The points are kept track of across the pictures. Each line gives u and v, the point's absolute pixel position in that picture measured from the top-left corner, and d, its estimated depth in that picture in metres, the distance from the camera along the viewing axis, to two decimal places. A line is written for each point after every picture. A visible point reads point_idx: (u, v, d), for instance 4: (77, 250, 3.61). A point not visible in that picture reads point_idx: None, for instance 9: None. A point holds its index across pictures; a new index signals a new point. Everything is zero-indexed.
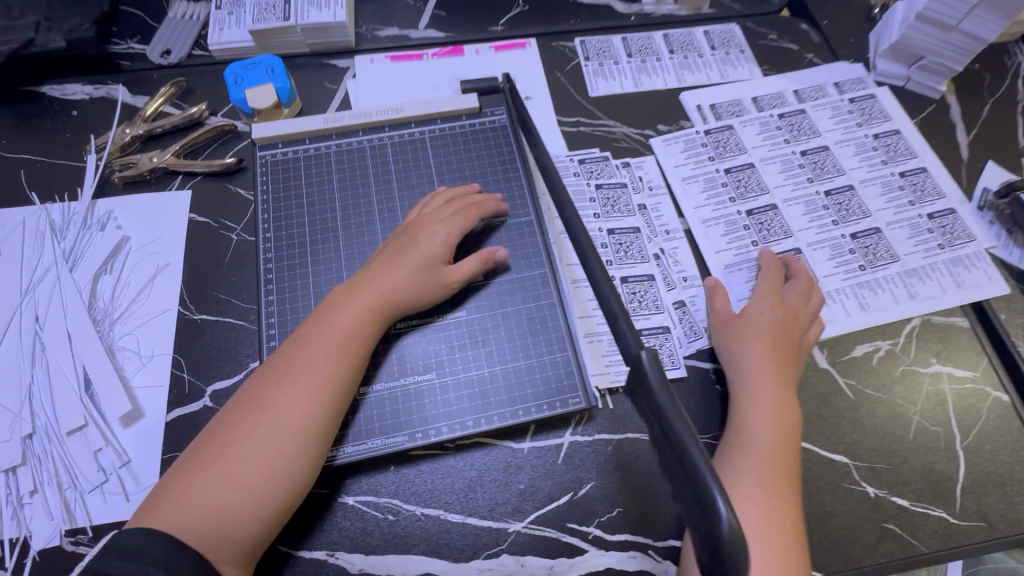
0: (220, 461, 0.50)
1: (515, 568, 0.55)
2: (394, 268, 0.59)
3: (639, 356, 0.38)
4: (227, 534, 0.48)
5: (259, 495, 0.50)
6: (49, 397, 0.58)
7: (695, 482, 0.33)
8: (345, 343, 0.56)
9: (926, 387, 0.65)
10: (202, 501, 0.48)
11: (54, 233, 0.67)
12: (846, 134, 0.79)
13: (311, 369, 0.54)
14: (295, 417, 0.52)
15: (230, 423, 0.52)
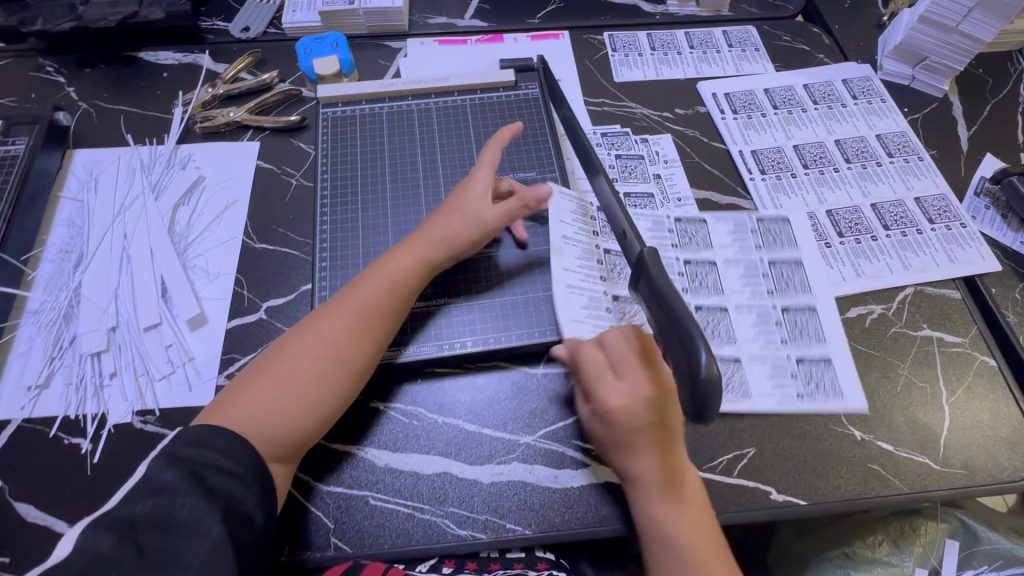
0: (280, 373, 0.58)
1: (523, 474, 0.61)
2: (442, 219, 0.66)
3: (641, 252, 0.46)
4: (278, 436, 0.56)
5: (308, 407, 0.58)
6: (131, 299, 0.68)
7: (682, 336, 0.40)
8: (388, 285, 0.63)
9: (916, 348, 0.69)
10: (259, 402, 0.56)
11: (143, 168, 0.78)
12: (852, 124, 0.85)
13: (360, 305, 0.62)
14: (343, 343, 0.60)
15: (289, 342, 0.61)
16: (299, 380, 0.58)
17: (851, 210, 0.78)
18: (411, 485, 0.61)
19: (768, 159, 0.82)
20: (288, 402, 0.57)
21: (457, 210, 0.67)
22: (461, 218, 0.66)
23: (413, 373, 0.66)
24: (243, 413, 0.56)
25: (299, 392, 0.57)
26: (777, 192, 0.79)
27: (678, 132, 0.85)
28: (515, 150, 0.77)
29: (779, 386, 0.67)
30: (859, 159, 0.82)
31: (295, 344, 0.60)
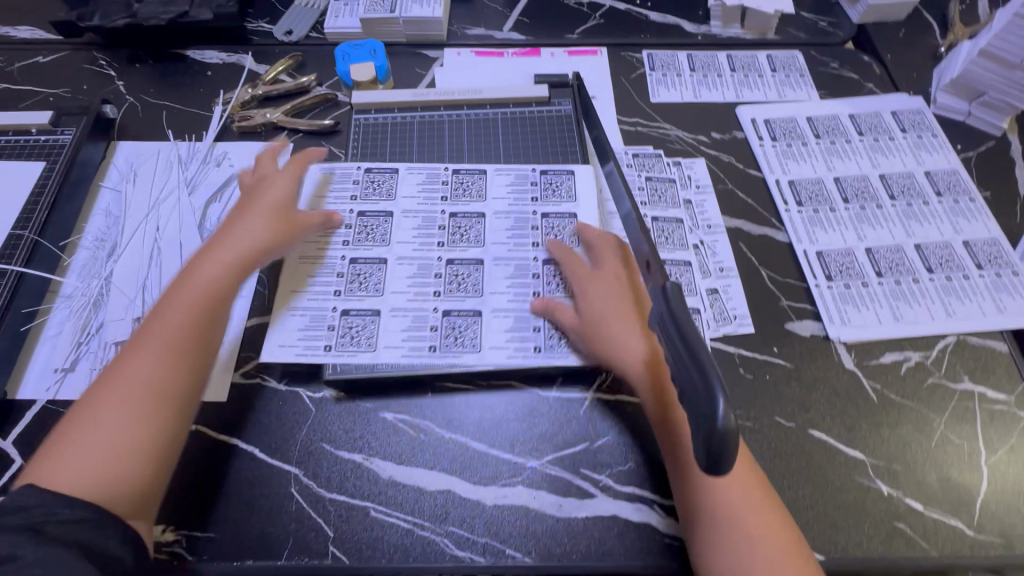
0: (91, 417, 0.52)
1: (527, 500, 0.60)
2: (240, 228, 0.65)
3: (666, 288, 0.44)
4: (114, 480, 0.50)
5: (137, 443, 0.52)
6: (157, 290, 0.69)
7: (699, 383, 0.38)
8: (188, 311, 0.59)
9: (954, 401, 0.65)
10: (73, 453, 0.50)
11: (181, 163, 0.80)
12: (898, 158, 0.81)
13: (160, 333, 0.57)
14: (151, 381, 0.54)
15: (101, 385, 0.54)
16: (114, 426, 0.52)
17: (892, 249, 0.74)
18: (413, 500, 0.60)
19: (806, 190, 0.79)
20: (103, 453, 0.50)
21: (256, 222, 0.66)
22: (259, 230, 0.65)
23: (424, 386, 0.66)
24: (52, 466, 0.49)
25: (113, 441, 0.51)
26: (813, 226, 0.76)
27: (712, 157, 0.82)
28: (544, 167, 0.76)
29: (802, 430, 0.64)
30: (904, 196, 0.78)
31: (111, 388, 0.54)
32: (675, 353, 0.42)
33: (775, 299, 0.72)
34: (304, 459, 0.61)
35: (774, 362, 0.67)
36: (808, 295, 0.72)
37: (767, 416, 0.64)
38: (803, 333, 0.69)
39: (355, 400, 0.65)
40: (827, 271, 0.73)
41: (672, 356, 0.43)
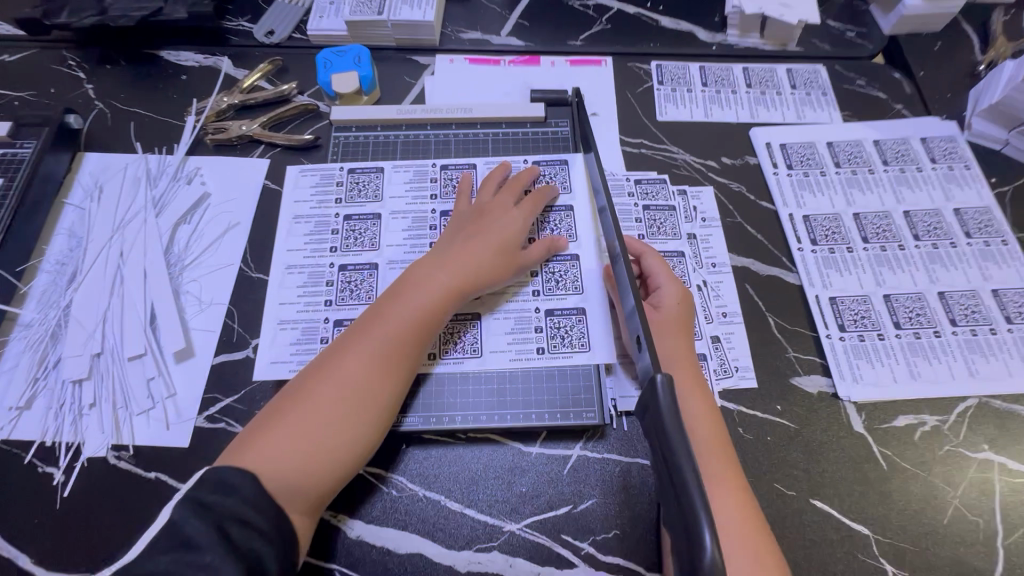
0: (302, 415, 0.51)
1: (503, 567, 0.56)
2: (476, 250, 0.61)
3: (655, 379, 0.39)
4: (308, 483, 0.50)
5: (337, 456, 0.51)
6: (118, 323, 0.65)
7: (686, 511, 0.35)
8: (423, 313, 0.57)
9: (972, 473, 0.60)
10: (280, 449, 0.49)
11: (150, 180, 0.75)
12: (926, 192, 0.74)
13: (381, 335, 0.56)
14: (374, 378, 0.54)
15: (306, 386, 0.53)
16: (320, 421, 0.51)
17: (914, 297, 0.68)
18: (382, 563, 0.56)
19: (822, 227, 0.72)
20: (311, 447, 0.50)
21: (484, 233, 0.63)
22: (494, 240, 0.62)
23: (393, 438, 0.61)
24: (263, 462, 0.49)
25: (326, 434, 0.51)
26: (828, 268, 0.70)
27: (721, 185, 0.76)
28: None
29: (804, 499, 0.59)
30: (930, 237, 0.71)
31: (310, 386, 0.53)
32: (659, 459, 0.39)
33: (781, 349, 0.66)
34: None
35: (777, 422, 0.62)
36: (817, 347, 0.66)
37: (767, 483, 0.59)
38: (810, 390, 0.64)
39: None
40: (840, 321, 0.67)
41: (656, 461, 0.39)
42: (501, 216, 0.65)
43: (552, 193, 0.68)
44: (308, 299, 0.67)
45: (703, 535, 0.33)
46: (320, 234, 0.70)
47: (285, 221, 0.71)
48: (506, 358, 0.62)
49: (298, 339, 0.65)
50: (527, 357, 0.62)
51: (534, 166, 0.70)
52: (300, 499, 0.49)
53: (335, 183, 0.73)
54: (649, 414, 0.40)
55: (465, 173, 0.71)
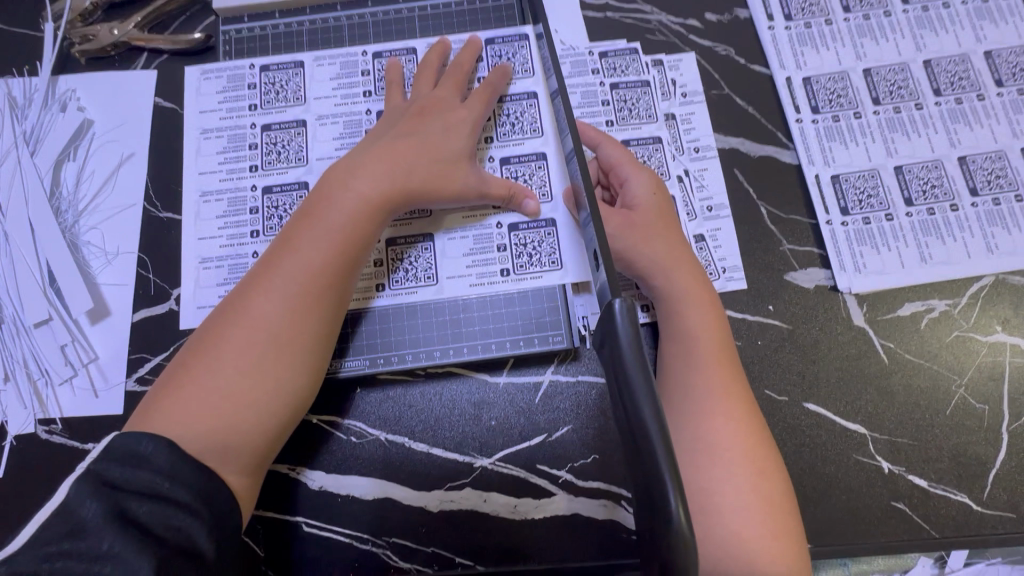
0: (209, 371, 0.44)
1: (477, 503, 0.53)
2: (410, 159, 0.50)
3: (611, 303, 0.31)
4: (233, 445, 0.44)
5: (262, 409, 0.45)
6: (14, 286, 0.57)
7: (649, 471, 0.27)
8: (339, 238, 0.47)
9: (981, 358, 0.55)
10: (189, 410, 0.43)
11: (14, 112, 0.62)
12: (951, 35, 0.61)
13: (291, 268, 0.46)
14: (289, 320, 0.46)
15: (213, 336, 0.45)
16: (231, 375, 0.44)
17: (929, 165, 0.58)
18: (350, 510, 0.53)
19: (826, 90, 0.61)
20: (225, 407, 0.44)
21: (413, 133, 0.52)
22: (425, 143, 0.51)
23: (346, 382, 0.55)
24: (172, 426, 0.42)
25: (241, 389, 0.44)
26: (830, 140, 0.59)
27: (704, 50, 0.63)
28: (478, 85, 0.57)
29: (796, 404, 0.54)
30: (953, 89, 0.60)
31: (220, 336, 0.45)
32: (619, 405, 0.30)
33: (775, 242, 0.58)
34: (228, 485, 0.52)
35: (769, 323, 0.56)
36: (816, 236, 0.58)
37: (755, 390, 0.54)
38: (806, 286, 0.57)
39: None
40: (843, 203, 0.58)
41: (616, 407, 0.31)
42: (436, 113, 0.53)
43: (503, 76, 0.56)
44: (232, 233, 0.53)
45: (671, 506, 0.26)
46: (236, 151, 0.55)
47: (192, 137, 0.55)
48: (466, 283, 0.54)
49: (226, 279, 0.52)
50: (488, 282, 0.54)
51: (475, 40, 0.57)
52: (226, 463, 0.43)
53: (247, 86, 0.57)
54: (607, 350, 0.31)
55: (391, 60, 0.57)
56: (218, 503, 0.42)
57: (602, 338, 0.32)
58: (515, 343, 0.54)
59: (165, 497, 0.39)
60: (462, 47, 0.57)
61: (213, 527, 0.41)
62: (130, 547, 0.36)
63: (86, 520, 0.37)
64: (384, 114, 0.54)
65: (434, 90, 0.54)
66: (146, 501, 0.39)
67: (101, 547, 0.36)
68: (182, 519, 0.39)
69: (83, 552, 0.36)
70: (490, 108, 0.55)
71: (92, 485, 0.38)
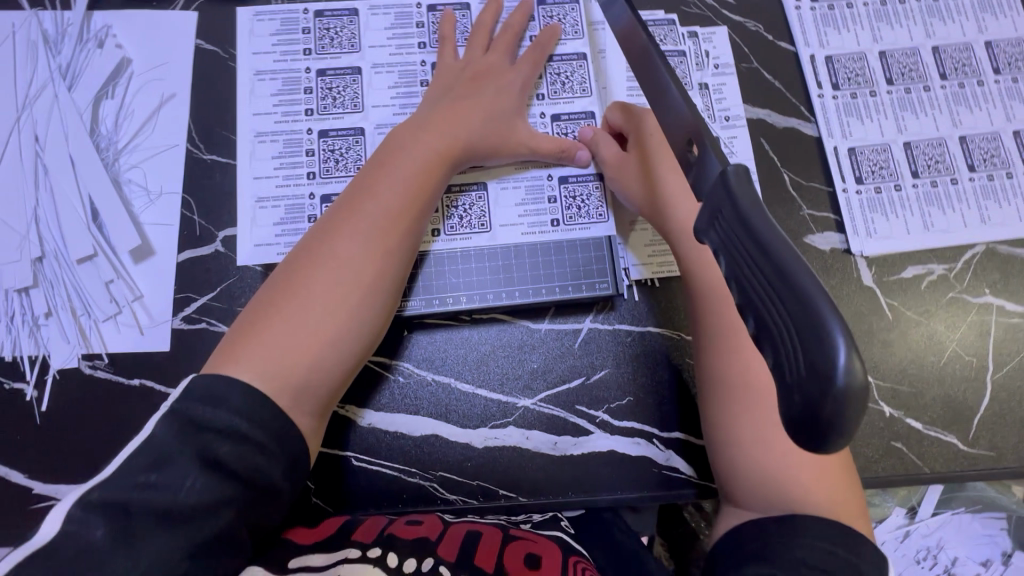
0: (294, 310, 0.46)
1: (520, 440, 0.56)
2: (471, 115, 0.54)
3: (724, 172, 0.29)
4: (319, 380, 0.46)
5: (344, 347, 0.47)
6: (55, 221, 0.56)
7: (796, 323, 0.23)
8: (413, 187, 0.51)
9: (971, 317, 0.61)
10: (274, 345, 0.44)
11: (48, 45, 0.60)
12: (958, 24, 0.67)
13: (370, 212, 0.49)
14: (370, 263, 0.48)
15: (292, 276, 0.47)
16: (317, 314, 0.46)
17: (934, 143, 0.64)
18: (398, 446, 0.56)
19: (845, 68, 0.65)
20: (309, 342, 0.45)
21: (473, 95, 0.55)
22: (486, 104, 0.55)
23: (399, 323, 0.57)
24: (259, 360, 0.44)
25: (324, 326, 0.46)
26: (848, 115, 0.64)
27: (736, 25, 0.66)
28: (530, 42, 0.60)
29: None
30: (957, 75, 0.65)
31: (300, 276, 0.47)
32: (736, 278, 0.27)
33: (795, 207, 0.62)
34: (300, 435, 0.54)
35: None
36: (832, 203, 0.63)
37: None
38: (823, 248, 0.62)
39: None
40: (858, 173, 0.63)
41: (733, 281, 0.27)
42: (492, 76, 0.56)
43: (552, 37, 0.58)
44: (288, 173, 0.55)
45: (837, 346, 0.22)
46: (291, 94, 0.56)
47: (246, 79, 0.57)
48: (518, 232, 0.58)
49: (283, 218, 0.54)
50: (537, 233, 0.58)
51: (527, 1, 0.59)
52: (311, 398, 0.45)
53: (302, 31, 0.58)
54: (717, 227, 0.28)
55: (446, 13, 0.58)
56: (290, 446, 0.42)
57: (710, 219, 0.29)
58: (560, 289, 0.57)
59: (247, 438, 0.40)
60: (516, 8, 0.59)
61: (289, 470, 0.42)
62: (214, 483, 0.38)
63: (171, 452, 0.38)
64: (438, 70, 0.56)
65: (487, 54, 0.57)
66: (227, 441, 0.39)
67: (185, 482, 0.38)
68: (261, 461, 0.40)
69: (169, 484, 0.37)
70: (537, 71, 0.58)
71: (180, 424, 0.39)
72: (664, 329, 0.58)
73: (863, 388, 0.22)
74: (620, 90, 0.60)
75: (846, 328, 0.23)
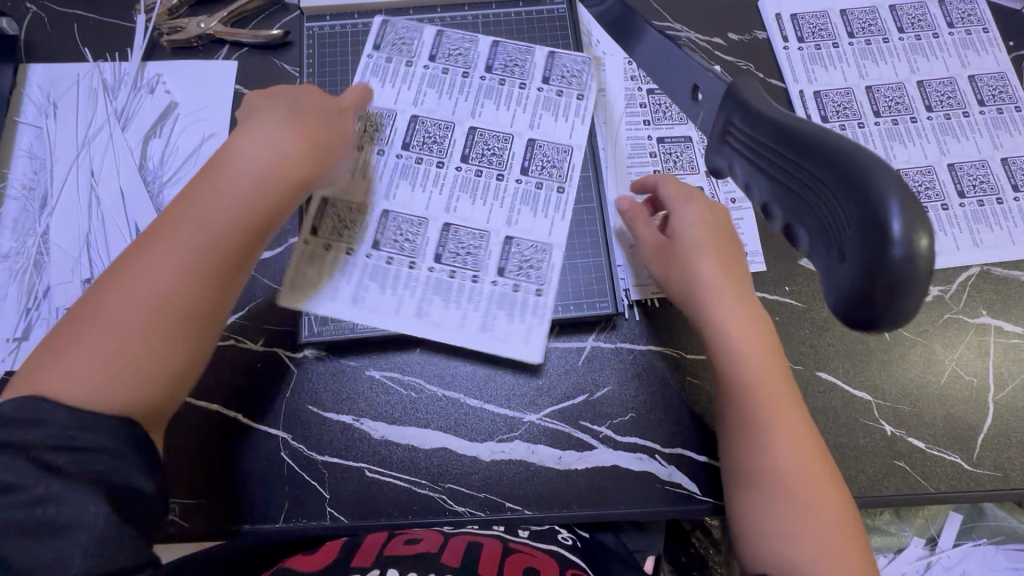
0: (91, 330, 0.43)
1: (525, 455, 0.59)
2: (262, 121, 0.53)
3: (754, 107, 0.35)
4: (134, 402, 0.43)
5: (151, 367, 0.43)
6: (104, 247, 0.62)
7: (869, 199, 0.27)
8: (243, 202, 0.48)
9: (969, 337, 0.62)
10: (75, 365, 0.42)
11: (107, 92, 0.68)
12: (941, 60, 0.71)
13: (189, 226, 0.46)
14: (174, 279, 0.44)
15: (95, 293, 0.45)
16: (106, 334, 0.43)
17: (923, 171, 0.67)
18: (409, 458, 0.58)
19: (833, 103, 0.69)
20: (103, 358, 0.42)
21: (330, 119, 0.56)
22: (308, 122, 0.54)
23: (411, 341, 0.61)
24: (66, 384, 0.41)
25: (121, 343, 0.43)
26: None
27: (728, 63, 0.71)
28: (554, 83, 0.68)
29: (810, 372, 0.61)
30: (943, 107, 0.69)
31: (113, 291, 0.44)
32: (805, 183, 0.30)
33: None
34: (326, 447, 0.58)
35: (786, 302, 0.63)
36: None
37: None
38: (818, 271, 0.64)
39: (338, 357, 0.61)
40: None
41: (809, 192, 0.30)
42: (319, 114, 0.56)
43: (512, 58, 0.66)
44: None
45: (895, 215, 0.26)
46: None
47: None
48: (500, 221, 0.64)
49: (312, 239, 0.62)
50: (538, 256, 0.63)
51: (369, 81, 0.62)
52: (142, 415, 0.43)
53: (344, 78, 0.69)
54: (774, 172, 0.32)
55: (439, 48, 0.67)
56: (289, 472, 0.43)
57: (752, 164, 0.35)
58: (563, 307, 0.61)
59: None
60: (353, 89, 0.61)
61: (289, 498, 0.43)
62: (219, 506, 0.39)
63: None
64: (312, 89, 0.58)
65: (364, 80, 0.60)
66: None
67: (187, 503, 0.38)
68: None
69: None
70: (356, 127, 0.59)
71: None
72: (663, 346, 0.61)
73: (925, 253, 0.26)
74: (620, 124, 0.68)
75: (904, 202, 0.26)
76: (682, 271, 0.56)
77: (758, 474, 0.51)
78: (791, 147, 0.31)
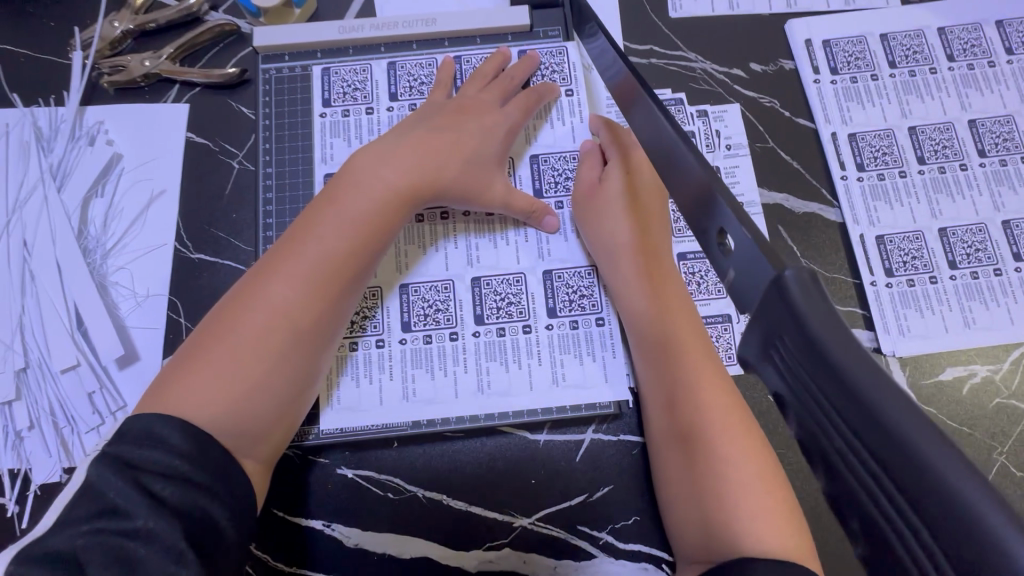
0: (224, 349, 0.44)
1: (516, 565, 0.52)
2: (444, 153, 0.55)
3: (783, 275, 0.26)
4: (247, 425, 0.43)
5: (274, 392, 0.45)
6: (41, 330, 0.55)
7: (967, 537, 0.18)
8: (362, 226, 0.50)
9: (1022, 425, 0.55)
10: (201, 386, 0.42)
11: (40, 144, 0.59)
12: (997, 95, 0.61)
13: (309, 252, 0.47)
14: (302, 301, 0.46)
15: (227, 311, 0.45)
16: (235, 356, 0.44)
17: (974, 228, 0.58)
18: (386, 570, 0.52)
19: (871, 147, 0.60)
20: (228, 381, 0.43)
21: (455, 139, 0.56)
22: (447, 135, 0.56)
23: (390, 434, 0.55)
24: (189, 405, 0.41)
25: (243, 367, 0.44)
26: (875, 198, 0.59)
27: (750, 100, 0.62)
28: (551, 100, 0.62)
29: None
30: (997, 151, 0.60)
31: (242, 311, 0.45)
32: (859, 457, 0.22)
33: None
34: (294, 556, 0.52)
35: None
36: (859, 296, 0.57)
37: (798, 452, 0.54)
38: None
39: (308, 455, 0.54)
40: (888, 264, 0.57)
41: (867, 481, 0.21)
42: (476, 112, 0.58)
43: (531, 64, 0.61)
44: None
45: None
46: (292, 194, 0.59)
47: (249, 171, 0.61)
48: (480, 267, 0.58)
49: None
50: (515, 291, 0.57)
51: (531, 56, 0.62)
52: (244, 449, 0.44)
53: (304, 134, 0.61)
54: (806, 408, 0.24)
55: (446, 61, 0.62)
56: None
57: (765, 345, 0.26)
58: (561, 360, 0.56)
59: None
60: (518, 62, 0.61)
61: None
62: None
63: None
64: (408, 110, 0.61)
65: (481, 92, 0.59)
66: None
67: None
68: None
69: None
70: (528, 117, 0.60)
71: None
72: None
73: None
74: None
75: None
76: (601, 226, 0.56)
77: (701, 433, 0.47)
78: (883, 451, 0.20)
